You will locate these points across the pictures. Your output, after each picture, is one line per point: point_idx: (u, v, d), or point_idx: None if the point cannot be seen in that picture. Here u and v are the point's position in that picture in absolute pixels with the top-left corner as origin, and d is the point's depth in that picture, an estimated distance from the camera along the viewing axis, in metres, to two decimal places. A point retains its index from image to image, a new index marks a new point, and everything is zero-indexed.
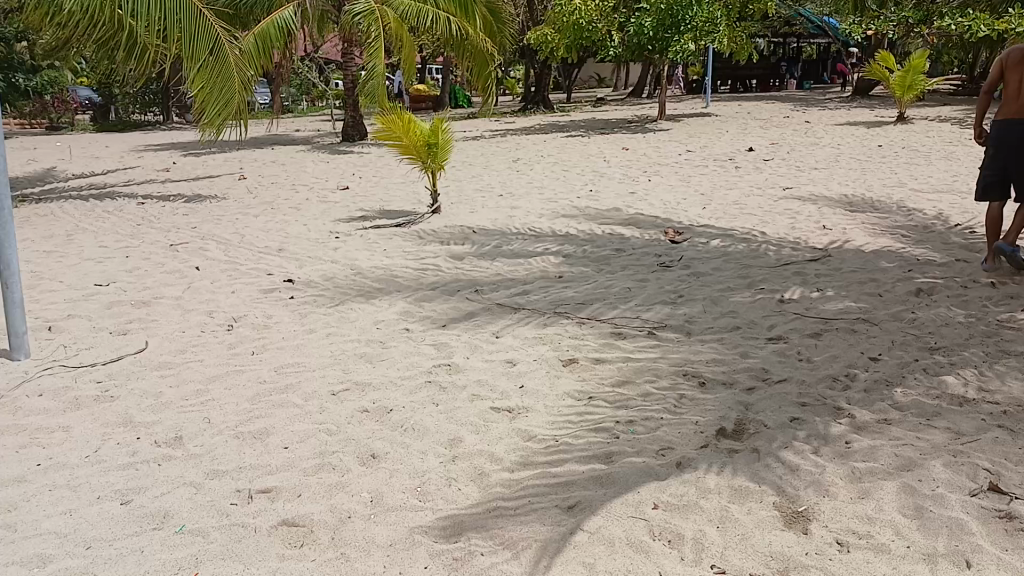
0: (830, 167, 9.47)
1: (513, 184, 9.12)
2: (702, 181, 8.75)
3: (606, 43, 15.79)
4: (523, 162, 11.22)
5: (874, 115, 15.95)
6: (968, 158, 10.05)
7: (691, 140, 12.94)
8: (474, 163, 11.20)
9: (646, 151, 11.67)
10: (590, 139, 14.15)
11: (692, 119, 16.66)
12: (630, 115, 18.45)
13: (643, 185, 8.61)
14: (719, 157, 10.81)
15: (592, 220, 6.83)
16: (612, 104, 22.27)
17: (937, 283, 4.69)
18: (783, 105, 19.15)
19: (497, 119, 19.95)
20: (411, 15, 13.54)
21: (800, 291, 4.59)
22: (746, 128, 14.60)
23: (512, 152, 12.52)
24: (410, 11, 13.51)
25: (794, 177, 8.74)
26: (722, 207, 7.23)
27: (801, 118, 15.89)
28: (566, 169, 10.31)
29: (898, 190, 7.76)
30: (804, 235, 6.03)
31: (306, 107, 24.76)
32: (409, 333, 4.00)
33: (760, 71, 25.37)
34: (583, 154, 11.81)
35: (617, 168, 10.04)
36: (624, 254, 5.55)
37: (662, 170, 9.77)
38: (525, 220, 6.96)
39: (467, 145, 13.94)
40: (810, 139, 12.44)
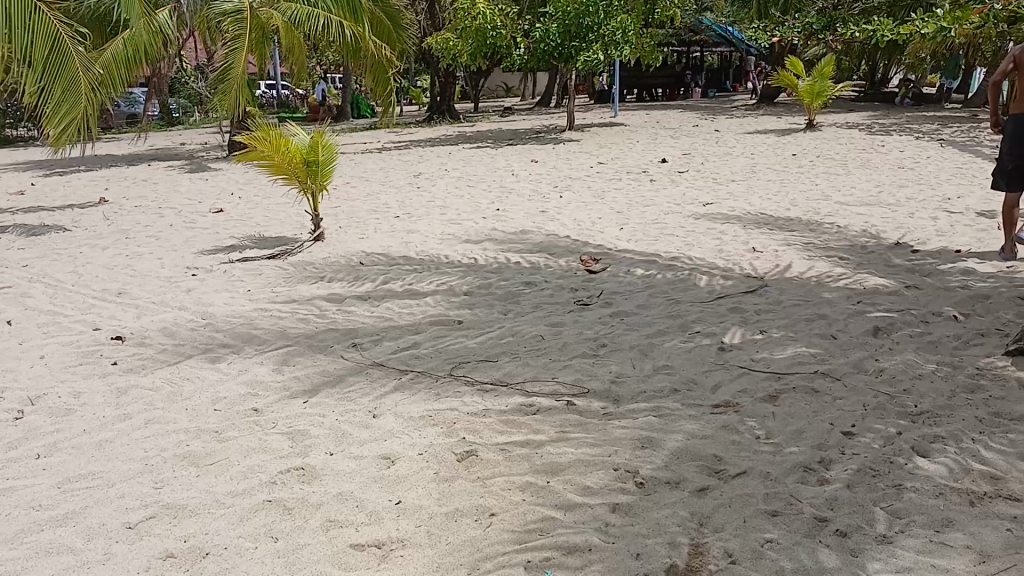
0: (748, 179, 8.96)
1: (410, 202, 8.23)
2: (617, 196, 8.07)
3: (510, 49, 15.03)
4: (424, 176, 10.34)
5: (783, 122, 15.77)
6: (885, 167, 9.73)
7: (602, 151, 12.34)
8: (370, 179, 10.26)
9: (555, 164, 10.97)
10: (497, 151, 13.40)
11: (601, 129, 16.13)
12: (539, 125, 17.80)
13: (553, 202, 7.87)
14: (632, 169, 10.19)
15: (497, 244, 6.02)
16: (520, 114, 21.63)
17: (894, 318, 4.06)
18: (692, 114, 18.91)
19: (400, 130, 19.00)
20: (301, 21, 12.41)
21: (740, 332, 3.87)
22: (657, 137, 14.12)
23: (413, 166, 11.64)
24: (299, 17, 12.40)
25: (714, 191, 8.15)
26: (641, 226, 6.54)
27: (712, 127, 15.56)
28: (469, 184, 9.48)
29: (824, 204, 7.25)
30: (733, 260, 5.36)
31: (197, 119, 23.22)
32: (258, 417, 3.06)
33: (667, 79, 25.23)
34: (488, 167, 11.03)
35: (525, 184, 9.28)
36: (533, 288, 4.75)
37: (573, 184, 9.07)
38: (420, 244, 6.09)
39: (366, 158, 12.98)
40: (722, 149, 12.02)
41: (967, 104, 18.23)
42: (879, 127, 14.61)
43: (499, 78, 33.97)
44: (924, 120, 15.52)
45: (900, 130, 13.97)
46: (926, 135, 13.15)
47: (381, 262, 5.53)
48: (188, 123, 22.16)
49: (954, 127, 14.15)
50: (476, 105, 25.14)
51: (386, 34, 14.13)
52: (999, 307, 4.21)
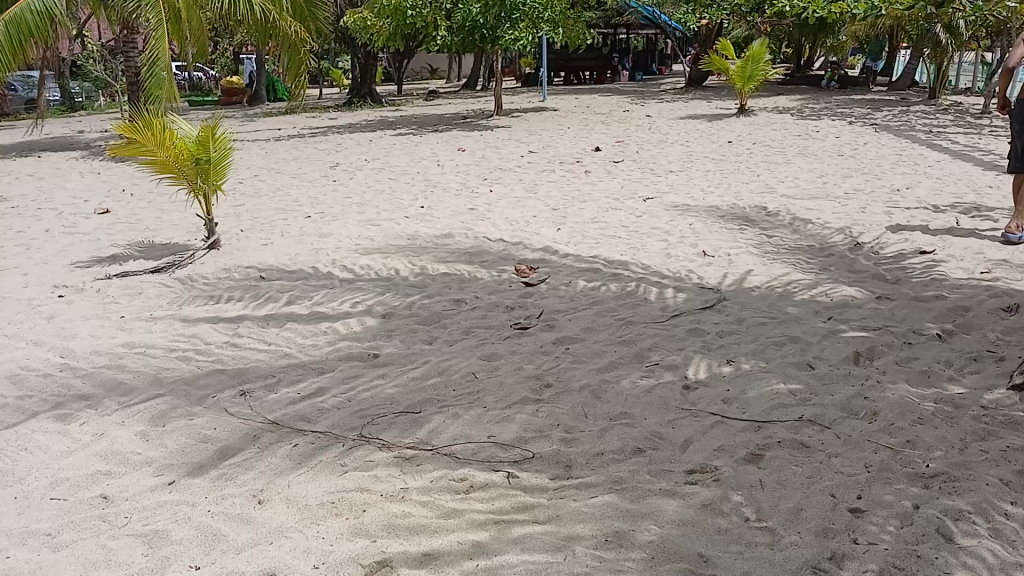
0: (687, 169, 8.49)
1: (323, 198, 7.46)
2: (551, 191, 7.49)
3: (432, 28, 14.37)
4: (342, 167, 9.57)
5: (714, 106, 15.49)
6: (823, 154, 9.42)
7: (532, 139, 11.76)
8: (281, 171, 9.43)
9: (484, 153, 10.34)
10: (422, 138, 12.67)
11: (530, 114, 15.56)
12: (465, 110, 17.11)
13: (483, 198, 7.23)
14: (565, 158, 9.64)
15: (420, 250, 5.35)
16: (445, 98, 20.88)
17: (872, 340, 3.57)
18: (621, 98, 18.51)
19: (318, 115, 18.03)
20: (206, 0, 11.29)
21: (704, 362, 3.31)
22: (588, 123, 13.62)
23: (330, 155, 10.82)
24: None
25: (653, 183, 7.65)
26: (579, 226, 5.96)
27: (643, 111, 15.17)
28: (390, 176, 8.76)
29: (770, 197, 6.81)
30: (684, 266, 4.82)
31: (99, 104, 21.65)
32: (108, 514, 2.35)
33: (594, 62, 24.81)
34: (412, 156, 10.31)
35: (452, 176, 8.60)
36: (462, 307, 4.11)
37: (503, 176, 8.44)
38: (332, 250, 5.38)
39: (279, 147, 12.08)
40: (656, 136, 11.57)
41: (891, 87, 18.35)
42: (810, 111, 14.44)
43: (423, 60, 33.01)
44: (853, 104, 15.45)
45: (832, 115, 13.81)
46: (858, 120, 13.01)
47: (288, 275, 4.81)
48: (89, 107, 20.63)
49: (883, 111, 14.08)
50: (399, 88, 24.23)
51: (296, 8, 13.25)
52: (982, 322, 3.78)
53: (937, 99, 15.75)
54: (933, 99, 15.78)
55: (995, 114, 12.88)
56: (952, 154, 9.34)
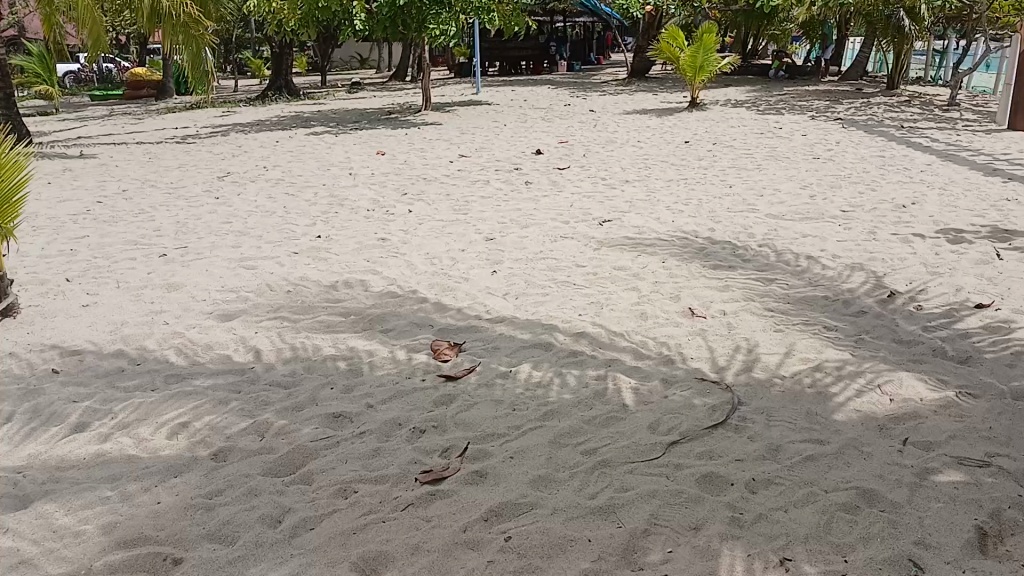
0: (644, 178, 7.17)
1: (194, 224, 5.91)
2: (483, 211, 6.08)
3: (349, 12, 12.86)
4: (232, 178, 7.99)
5: (662, 99, 14.30)
6: (796, 156, 8.22)
7: (463, 140, 10.34)
8: (158, 185, 7.83)
9: (406, 158, 8.87)
10: (338, 138, 11.12)
11: (462, 109, 14.13)
12: (390, 104, 15.56)
13: (399, 223, 5.78)
14: (501, 164, 8.24)
15: (300, 311, 3.88)
16: (371, 90, 19.29)
17: (988, 493, 2.25)
18: (561, 90, 17.22)
19: (227, 110, 16.25)
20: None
21: (737, 564, 1.95)
22: (526, 119, 12.26)
23: (224, 162, 9.21)
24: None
25: (609, 199, 6.31)
26: (519, 265, 4.57)
27: (585, 105, 13.89)
28: (291, 189, 7.25)
29: (754, 217, 5.52)
30: (667, 335, 3.46)
31: None
32: None
33: (531, 50, 23.46)
34: (321, 163, 8.78)
35: (364, 189, 7.13)
36: (342, 431, 2.66)
37: (427, 190, 7.00)
38: (175, 317, 3.86)
39: (170, 152, 10.41)
40: (603, 135, 10.26)
41: (843, 77, 17.48)
42: (765, 104, 13.34)
43: (349, 49, 31.15)
44: (808, 96, 14.43)
45: (789, 108, 12.75)
46: (820, 115, 11.94)
47: (95, 368, 3.29)
48: None
49: (843, 104, 13.07)
50: (323, 80, 22.49)
51: None
52: None
53: (895, 90, 14.88)
54: (891, 90, 14.90)
55: (963, 108, 11.98)
56: (939, 155, 8.25)
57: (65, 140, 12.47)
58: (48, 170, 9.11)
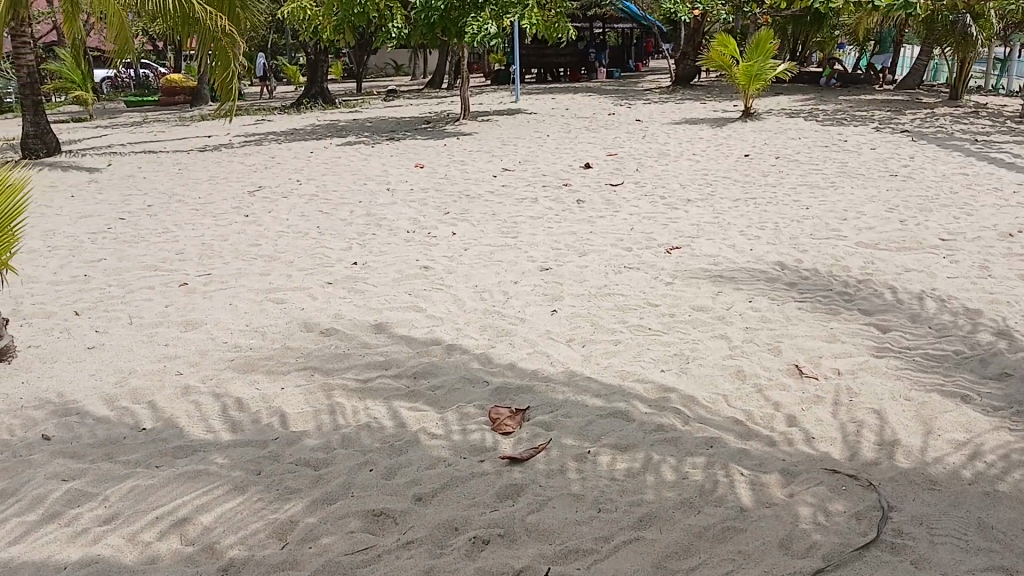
0: (708, 197, 6.56)
1: (220, 247, 5.42)
2: (533, 235, 5.51)
3: (387, 17, 12.41)
4: (262, 193, 7.52)
5: (712, 108, 13.64)
6: (870, 174, 7.56)
7: (505, 151, 9.81)
8: (185, 199, 7.39)
9: (446, 171, 8.36)
10: (375, 149, 10.65)
11: (502, 118, 13.61)
12: (427, 112, 15.09)
13: (443, 247, 5.24)
14: (548, 179, 7.68)
15: (334, 361, 3.35)
16: (407, 98, 18.87)
17: None
18: (603, 98, 16.63)
19: (261, 117, 15.89)
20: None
21: None
22: (570, 130, 11.70)
23: (256, 174, 8.77)
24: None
25: (672, 222, 5.72)
26: (581, 303, 4.00)
27: (631, 115, 13.30)
28: (327, 206, 6.75)
29: (842, 247, 4.89)
30: (772, 403, 2.87)
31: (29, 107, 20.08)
32: None
33: (570, 57, 22.87)
34: (357, 176, 8.28)
35: (403, 207, 6.61)
36: (386, 539, 2.11)
37: (472, 208, 6.47)
38: (190, 365, 3.35)
39: (199, 163, 10.00)
40: (654, 147, 9.65)
41: (899, 86, 16.67)
42: (822, 114, 12.64)
43: (385, 55, 30.84)
44: (867, 106, 13.69)
45: (849, 118, 12.02)
46: (884, 126, 11.23)
47: (88, 432, 2.77)
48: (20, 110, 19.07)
49: (906, 115, 12.32)
50: (358, 87, 22.16)
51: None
52: None
53: (959, 100, 14.07)
54: (954, 100, 14.10)
55: None
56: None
57: (96, 148, 12.18)
58: (72, 182, 8.73)
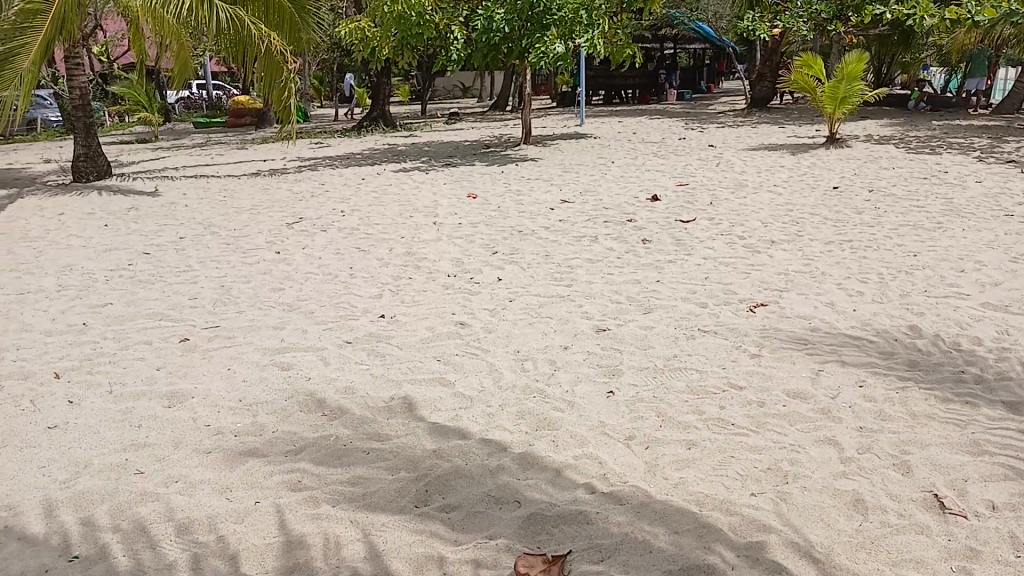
0: (795, 239, 5.75)
1: (239, 291, 4.84)
2: (590, 282, 4.78)
3: (447, 40, 11.95)
4: (300, 225, 6.98)
5: (792, 134, 12.71)
6: (983, 212, 6.61)
7: (567, 180, 9.13)
8: (221, 231, 6.90)
9: (502, 203, 7.71)
10: (430, 175, 10.10)
11: (566, 143, 12.95)
12: (488, 136, 14.54)
13: (485, 297, 4.54)
14: (611, 213, 6.95)
15: (332, 459, 2.67)
16: (470, 121, 18.40)
17: None
18: (673, 122, 15.82)
19: (321, 140, 15.60)
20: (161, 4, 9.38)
21: None
22: (637, 156, 10.96)
23: (301, 203, 8.29)
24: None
25: (753, 268, 4.92)
26: (646, 379, 3.25)
27: (703, 140, 12.47)
28: (366, 243, 6.16)
29: (967, 310, 4.04)
30: (911, 559, 2.08)
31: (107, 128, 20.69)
32: None
33: (638, 79, 22.13)
34: (405, 207, 7.70)
35: (449, 245, 5.97)
36: None
37: (523, 248, 5.77)
38: (156, 460, 2.71)
39: (247, 188, 9.61)
40: (729, 177, 8.83)
41: (997, 109, 15.40)
42: (915, 141, 11.60)
43: (451, 78, 30.59)
44: (964, 132, 12.56)
45: (946, 146, 10.98)
46: (988, 155, 10.14)
47: (0, 565, 2.15)
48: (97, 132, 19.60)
49: (1011, 143, 11.19)
50: (422, 109, 21.83)
51: (278, 15, 10.77)
52: None
53: None
54: None
55: None
56: None
57: (150, 172, 11.97)
58: (112, 209, 8.39)
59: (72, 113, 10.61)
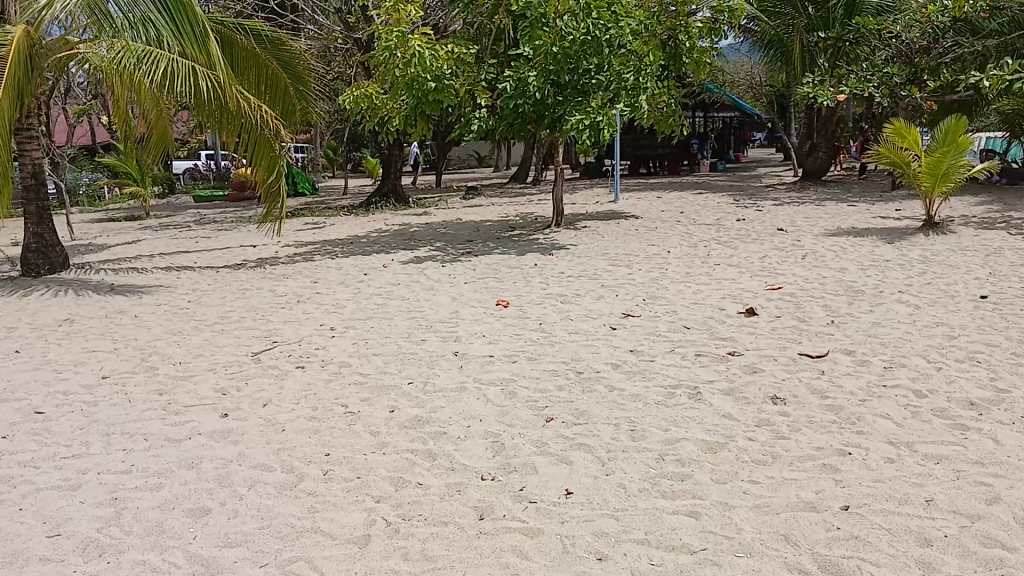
0: (1003, 402, 3.85)
1: (128, 522, 2.90)
2: (728, 505, 2.79)
3: (467, 107, 10.29)
4: (271, 354, 5.10)
5: (870, 214, 10.88)
6: None
7: (622, 278, 7.27)
8: (160, 365, 5.02)
9: (545, 319, 5.84)
10: (450, 269, 8.29)
11: (604, 224, 11.16)
12: (513, 215, 12.79)
13: (551, 548, 2.55)
14: (700, 338, 5.05)
15: None
16: (490, 195, 16.70)
17: None
18: (720, 197, 14.04)
19: (323, 219, 13.86)
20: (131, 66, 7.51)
21: None
22: (697, 243, 9.14)
23: (284, 312, 6.46)
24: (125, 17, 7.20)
25: (988, 479, 3.01)
26: None
27: (767, 221, 10.66)
28: (359, 393, 4.25)
29: None
30: None
31: (104, 204, 19.42)
32: None
33: (669, 149, 20.53)
34: (417, 322, 5.84)
35: (479, 401, 4.03)
36: None
37: (592, 409, 3.81)
38: None
39: (223, 287, 7.80)
40: (830, 277, 6.97)
41: None
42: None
43: (465, 147, 29.22)
44: None
45: None
46: None
47: None
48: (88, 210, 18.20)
49: None
50: (437, 181, 20.22)
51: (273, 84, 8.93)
52: None
53: None
54: None
55: None
56: None
57: (121, 260, 10.18)
58: (43, 321, 6.56)
59: (21, 196, 8.82)
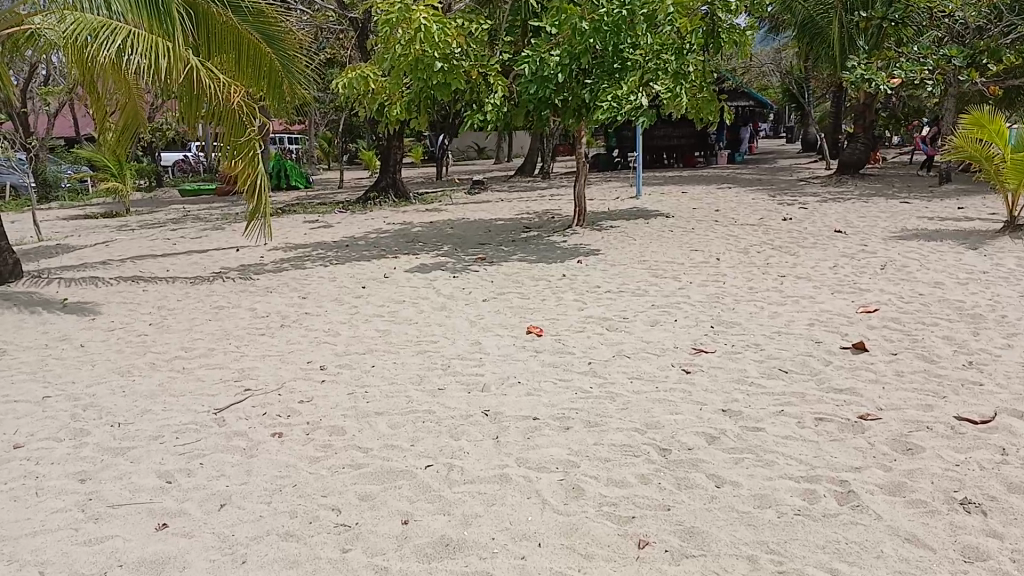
0: None
1: None
2: None
3: (479, 92, 8.97)
4: (242, 411, 3.86)
5: (932, 213, 9.66)
6: None
7: (673, 294, 6.04)
8: (93, 429, 3.76)
9: (593, 354, 4.60)
10: (462, 280, 7.06)
11: (631, 224, 9.92)
12: (527, 212, 11.54)
13: None
14: (811, 390, 3.81)
15: None
16: (497, 189, 15.45)
17: None
18: (752, 192, 12.80)
19: (317, 217, 12.60)
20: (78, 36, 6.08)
21: None
22: (747, 248, 7.92)
23: (264, 341, 5.22)
24: None
25: None
26: None
27: (817, 221, 9.43)
28: (357, 484, 3.00)
29: None
30: None
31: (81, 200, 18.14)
32: None
33: (687, 139, 19.26)
34: (430, 360, 4.60)
35: (532, 503, 2.78)
36: None
37: (703, 523, 2.56)
38: None
39: (194, 304, 6.56)
40: (928, 294, 5.74)
41: None
42: None
43: (467, 136, 27.93)
44: None
45: None
46: None
47: None
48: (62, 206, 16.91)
49: None
50: (439, 174, 18.96)
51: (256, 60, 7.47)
52: None
53: None
54: None
55: None
56: None
57: (84, 267, 8.91)
58: None
59: None
